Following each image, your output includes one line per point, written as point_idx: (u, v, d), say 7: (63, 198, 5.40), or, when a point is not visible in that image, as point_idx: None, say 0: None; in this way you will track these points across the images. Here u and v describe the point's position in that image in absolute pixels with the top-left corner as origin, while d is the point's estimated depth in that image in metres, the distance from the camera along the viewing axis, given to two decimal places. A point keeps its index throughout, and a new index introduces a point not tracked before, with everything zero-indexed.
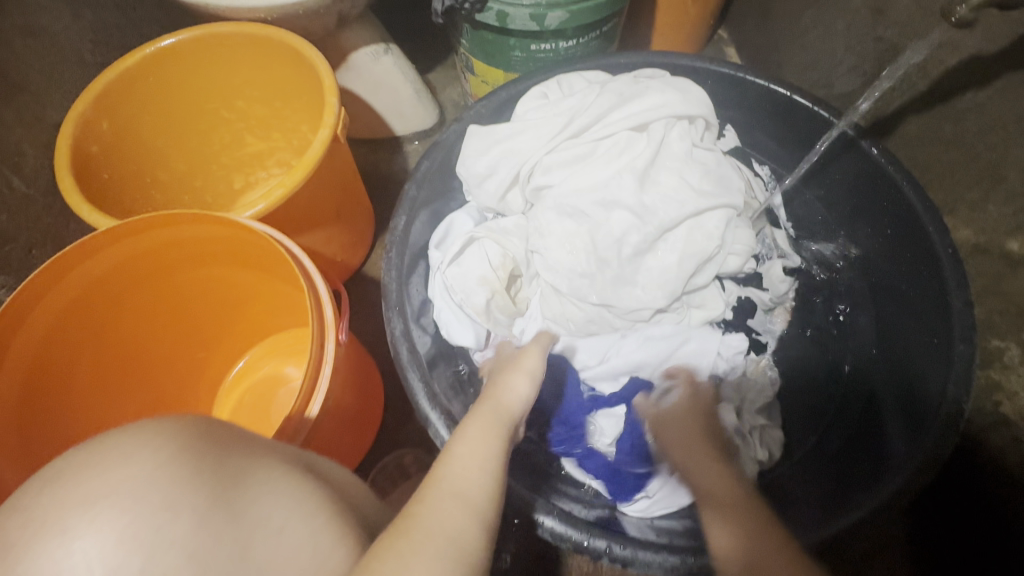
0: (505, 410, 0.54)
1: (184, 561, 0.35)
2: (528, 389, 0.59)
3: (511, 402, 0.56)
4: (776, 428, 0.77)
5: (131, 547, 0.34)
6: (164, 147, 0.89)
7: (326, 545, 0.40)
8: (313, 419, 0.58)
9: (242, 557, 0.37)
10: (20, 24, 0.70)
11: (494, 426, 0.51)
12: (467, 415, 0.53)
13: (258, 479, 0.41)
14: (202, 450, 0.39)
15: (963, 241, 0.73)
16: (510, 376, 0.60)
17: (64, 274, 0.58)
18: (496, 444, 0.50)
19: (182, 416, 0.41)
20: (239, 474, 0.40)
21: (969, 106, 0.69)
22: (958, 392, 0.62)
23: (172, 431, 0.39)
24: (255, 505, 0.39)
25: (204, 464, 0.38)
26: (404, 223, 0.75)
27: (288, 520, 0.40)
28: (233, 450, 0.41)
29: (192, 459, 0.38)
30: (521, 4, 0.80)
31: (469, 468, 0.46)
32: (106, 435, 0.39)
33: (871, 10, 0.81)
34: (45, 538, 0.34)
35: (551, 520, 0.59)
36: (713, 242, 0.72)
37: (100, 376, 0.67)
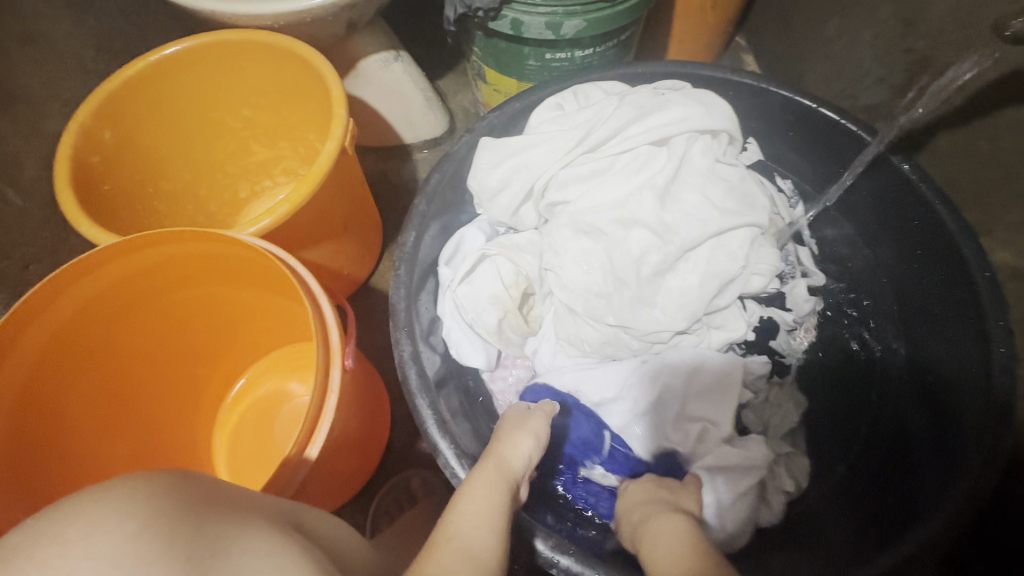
0: (507, 471, 0.55)
1: None
2: (531, 448, 0.59)
3: (515, 460, 0.57)
4: (802, 455, 0.74)
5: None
6: (168, 156, 0.86)
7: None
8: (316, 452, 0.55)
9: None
10: (19, 32, 0.68)
11: (500, 488, 0.52)
12: (471, 471, 0.54)
13: (242, 551, 0.34)
14: (178, 517, 0.33)
15: (1001, 264, 0.70)
16: (509, 434, 0.60)
17: (59, 295, 0.55)
18: (502, 505, 0.51)
19: (156, 475, 0.35)
20: (219, 544, 0.33)
21: (1010, 123, 0.65)
22: (997, 428, 0.58)
23: (144, 495, 0.33)
24: None
25: (178, 535, 0.32)
26: (413, 239, 0.72)
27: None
28: (211, 517, 0.35)
29: (164, 530, 0.32)
30: (536, 12, 0.76)
31: (479, 530, 0.47)
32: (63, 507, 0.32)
33: (902, 20, 0.78)
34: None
35: (546, 545, 0.56)
36: (736, 262, 0.69)
37: (97, 399, 0.64)
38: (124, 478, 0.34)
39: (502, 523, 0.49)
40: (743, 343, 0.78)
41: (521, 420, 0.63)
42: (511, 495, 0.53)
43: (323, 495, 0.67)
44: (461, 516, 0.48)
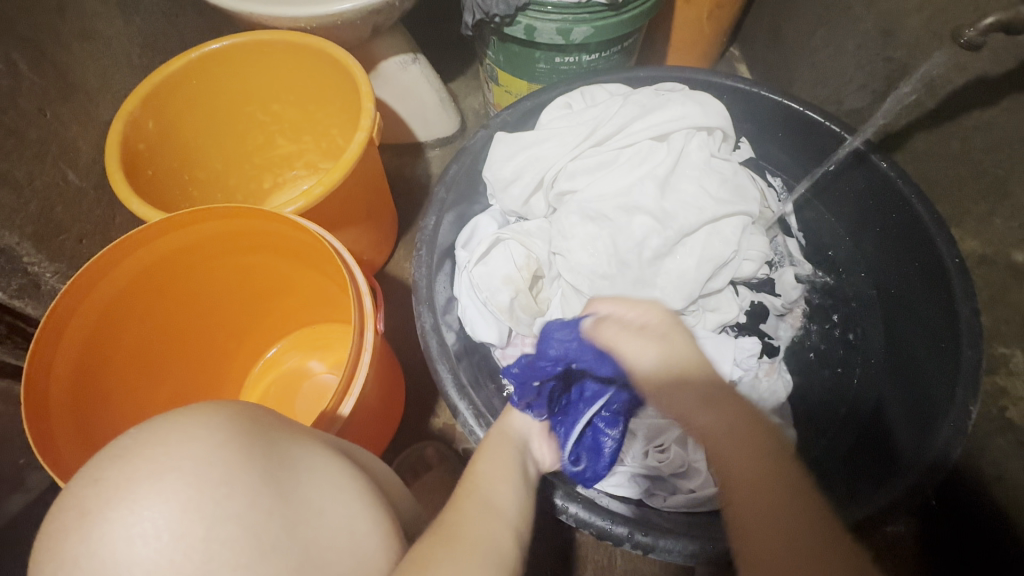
0: (514, 437, 0.63)
1: (238, 531, 0.35)
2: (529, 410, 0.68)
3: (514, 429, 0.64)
4: (790, 427, 0.79)
5: (193, 521, 0.35)
6: (204, 148, 0.93)
7: (361, 531, 0.41)
8: (348, 411, 0.60)
9: (290, 534, 0.37)
10: (78, 28, 0.74)
11: (511, 451, 0.60)
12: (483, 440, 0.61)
13: (303, 464, 0.41)
14: (254, 433, 0.40)
15: (970, 251, 0.76)
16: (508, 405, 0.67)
17: (122, 259, 0.62)
18: (514, 465, 0.59)
19: (231, 401, 0.42)
20: (285, 456, 0.40)
21: (976, 124, 0.72)
22: (965, 397, 0.65)
23: (226, 416, 0.40)
24: (301, 486, 0.39)
25: (254, 446, 0.39)
26: (433, 223, 0.79)
27: (330, 504, 0.40)
28: (278, 435, 0.42)
29: (244, 442, 0.39)
30: (548, 19, 0.84)
31: (496, 483, 0.55)
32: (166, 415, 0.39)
33: (881, 32, 0.85)
34: (117, 507, 0.34)
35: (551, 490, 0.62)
36: (729, 247, 0.75)
37: (142, 363, 0.70)
38: (208, 402, 0.41)
39: (519, 481, 0.57)
40: (735, 325, 0.84)
41: None
42: (521, 457, 0.61)
43: None
44: (484, 474, 0.56)
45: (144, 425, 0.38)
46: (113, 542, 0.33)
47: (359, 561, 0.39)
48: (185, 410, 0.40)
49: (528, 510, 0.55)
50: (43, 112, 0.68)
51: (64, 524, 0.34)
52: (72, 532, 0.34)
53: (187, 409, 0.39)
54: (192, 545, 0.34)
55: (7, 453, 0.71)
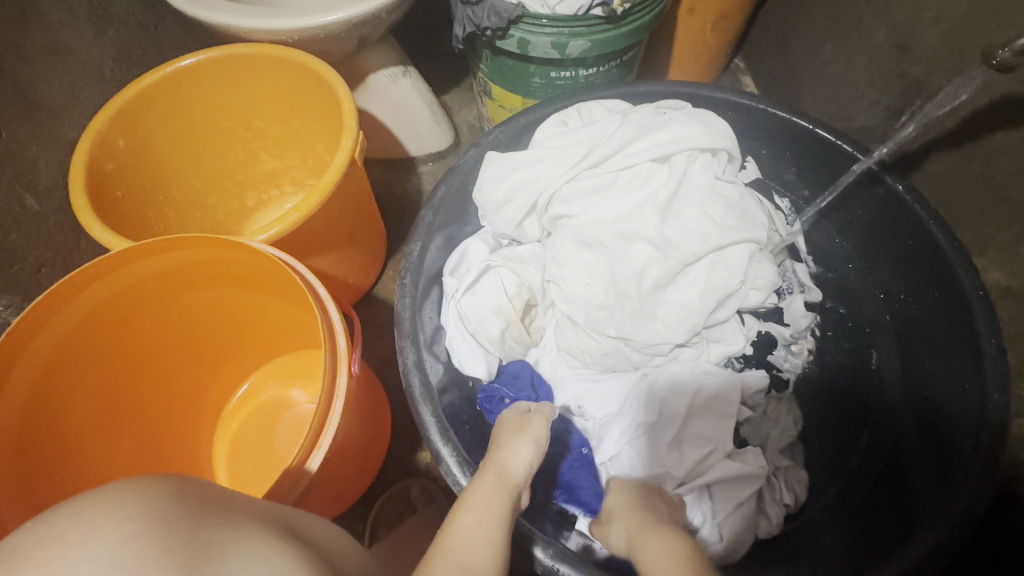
0: (510, 482, 0.55)
1: None
2: (532, 456, 0.59)
3: (516, 473, 0.56)
4: (800, 469, 0.74)
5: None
6: (180, 165, 0.88)
7: None
8: (314, 470, 0.55)
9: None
10: (42, 42, 0.70)
11: (503, 499, 0.52)
12: (471, 483, 0.54)
13: (238, 552, 0.34)
14: (177, 520, 0.33)
15: (994, 282, 0.72)
16: (507, 441, 0.60)
17: (75, 295, 0.57)
18: (504, 518, 0.51)
19: (151, 480, 0.35)
20: (216, 545, 0.33)
21: (1001, 147, 0.68)
22: (992, 443, 0.59)
23: (143, 500, 0.33)
24: None
25: (176, 537, 0.32)
26: (419, 249, 0.74)
27: None
28: (207, 520, 0.35)
29: (163, 531, 0.32)
30: (542, 32, 0.79)
31: (477, 541, 0.47)
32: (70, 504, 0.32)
33: (895, 47, 0.81)
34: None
35: (542, 551, 0.56)
36: (735, 277, 0.70)
37: (102, 401, 0.65)
38: (123, 483, 0.34)
39: (501, 532, 0.49)
40: (741, 357, 0.79)
41: (518, 424, 0.63)
42: (512, 510, 0.52)
43: (326, 501, 0.68)
44: (466, 524, 0.48)
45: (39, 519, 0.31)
46: None
47: None
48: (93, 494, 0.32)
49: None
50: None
51: None
52: None
53: (94, 494, 0.32)
54: None
55: None
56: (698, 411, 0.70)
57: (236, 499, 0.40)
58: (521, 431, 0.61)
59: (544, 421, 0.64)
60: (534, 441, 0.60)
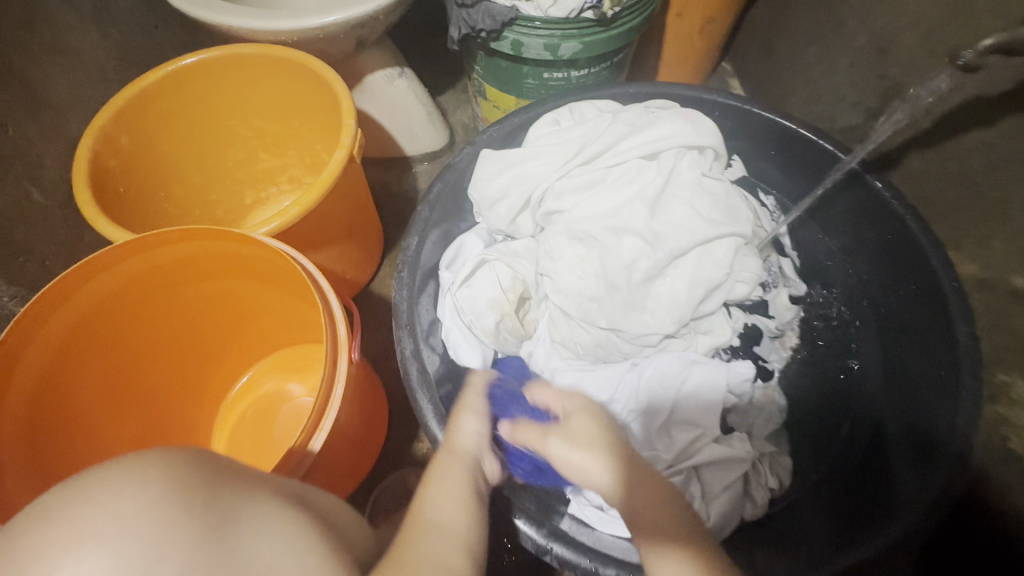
0: (462, 453, 0.55)
1: None
2: (478, 424, 0.59)
3: (467, 446, 0.56)
4: (784, 455, 0.77)
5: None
6: (182, 163, 0.90)
7: None
8: (316, 452, 0.57)
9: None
10: (48, 41, 0.72)
11: (461, 470, 0.53)
12: (428, 466, 0.53)
13: (252, 516, 0.36)
14: (199, 485, 0.36)
15: (968, 276, 0.73)
16: (456, 419, 0.59)
17: (82, 285, 0.59)
18: (466, 486, 0.51)
19: (170, 449, 0.37)
20: (231, 510, 0.35)
21: (974, 144, 0.70)
22: (966, 428, 0.62)
23: (167, 465, 0.36)
24: (246, 546, 0.34)
25: (196, 501, 0.34)
26: (416, 243, 0.76)
27: (280, 564, 0.34)
28: (224, 486, 0.37)
29: (181, 497, 0.34)
30: (535, 34, 0.82)
31: (449, 508, 0.48)
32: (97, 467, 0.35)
33: (875, 50, 0.84)
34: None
35: (530, 529, 0.59)
36: (722, 269, 0.73)
37: (106, 390, 0.66)
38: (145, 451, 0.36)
39: (470, 498, 0.50)
40: (728, 348, 0.82)
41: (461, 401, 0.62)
42: (472, 476, 0.53)
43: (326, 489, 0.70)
44: (433, 492, 0.49)
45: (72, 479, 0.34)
46: None
47: None
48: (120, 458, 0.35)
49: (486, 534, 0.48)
50: (5, 129, 0.66)
51: None
52: None
53: (119, 461, 0.35)
54: None
55: None
56: (687, 399, 0.73)
57: (254, 470, 0.42)
58: (461, 407, 0.60)
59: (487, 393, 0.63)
60: (475, 412, 0.60)
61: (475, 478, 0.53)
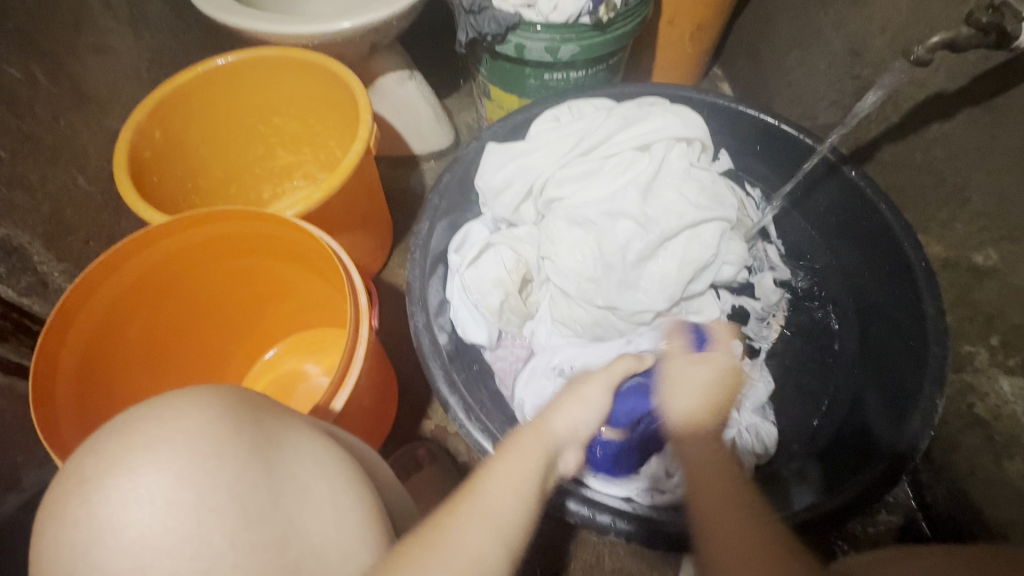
0: (551, 439, 0.52)
1: (228, 499, 0.37)
2: (580, 416, 0.55)
3: (556, 427, 0.53)
4: (770, 423, 0.82)
5: (185, 488, 0.36)
6: (207, 159, 0.97)
7: (345, 504, 0.42)
8: (336, 415, 0.62)
9: (276, 505, 0.38)
10: (92, 43, 0.79)
11: (541, 452, 0.50)
12: (511, 435, 0.52)
13: (291, 442, 0.42)
14: (246, 413, 0.42)
15: (935, 257, 0.80)
16: (561, 399, 0.57)
17: (128, 259, 0.65)
18: (537, 471, 0.49)
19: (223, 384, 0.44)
20: (272, 433, 0.42)
21: (936, 136, 0.77)
22: (932, 390, 0.68)
23: (219, 396, 0.42)
24: (288, 462, 0.41)
25: (244, 423, 0.41)
26: (426, 229, 0.82)
27: (314, 480, 0.41)
28: (266, 415, 0.43)
29: (233, 419, 0.40)
30: (537, 38, 0.89)
31: (503, 492, 0.46)
32: (162, 395, 0.41)
33: (849, 53, 0.91)
34: (112, 475, 0.36)
35: None
36: (709, 251, 0.79)
37: (141, 358, 0.73)
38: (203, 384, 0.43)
39: (535, 486, 0.48)
40: (718, 327, 0.89)
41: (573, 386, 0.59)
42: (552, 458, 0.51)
43: None
44: (498, 474, 0.47)
45: (141, 403, 0.41)
46: (109, 508, 0.35)
47: (342, 531, 0.40)
48: (182, 389, 0.42)
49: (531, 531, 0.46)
50: (56, 120, 0.72)
51: (65, 491, 0.36)
52: (72, 497, 0.36)
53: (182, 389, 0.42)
54: (182, 510, 0.36)
55: (7, 446, 0.71)
56: None
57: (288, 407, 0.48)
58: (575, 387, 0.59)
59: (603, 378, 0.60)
60: (583, 402, 0.57)
61: (549, 467, 0.51)
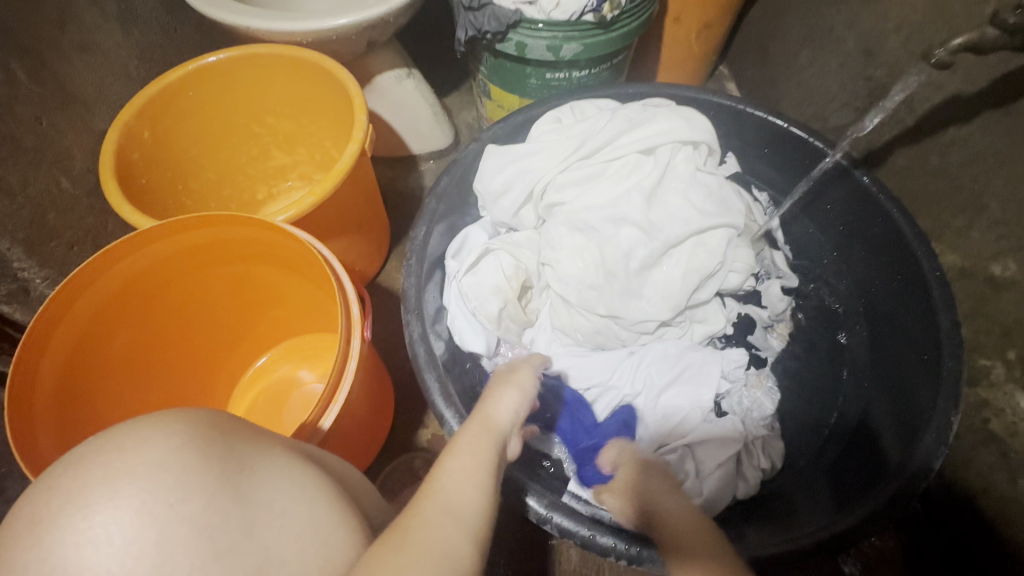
0: (495, 429, 0.54)
1: (194, 533, 0.34)
2: (516, 404, 0.58)
3: (499, 419, 0.56)
4: (777, 438, 0.79)
5: (147, 524, 0.34)
6: (199, 159, 0.94)
7: (328, 528, 0.39)
8: (324, 433, 0.60)
9: (248, 534, 0.36)
10: (78, 41, 0.76)
11: (489, 443, 0.51)
12: (456, 434, 0.52)
13: (265, 465, 0.40)
14: (214, 438, 0.39)
15: (949, 265, 0.77)
16: (495, 393, 0.59)
17: (111, 267, 0.63)
18: (490, 463, 0.50)
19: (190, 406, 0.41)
20: (244, 458, 0.39)
21: (954, 140, 0.74)
22: (947, 407, 0.65)
23: (186, 421, 0.39)
24: (261, 487, 0.38)
25: (212, 449, 0.38)
26: (423, 233, 0.80)
27: (292, 504, 0.39)
28: (238, 438, 0.41)
29: (201, 445, 0.38)
30: (538, 36, 0.86)
31: (460, 485, 0.46)
32: (127, 422, 0.38)
33: (861, 52, 0.88)
34: (66, 513, 0.33)
35: (535, 501, 0.62)
36: (715, 259, 0.76)
37: (128, 367, 0.71)
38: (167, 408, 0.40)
39: (490, 479, 0.48)
40: (722, 337, 0.86)
41: (507, 377, 0.63)
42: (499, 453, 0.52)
43: None
44: (452, 473, 0.47)
45: (103, 431, 0.38)
46: (61, 552, 0.32)
47: (322, 558, 0.38)
48: (148, 415, 0.39)
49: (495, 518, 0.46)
50: (39, 121, 0.70)
51: (16, 533, 0.33)
52: (22, 540, 0.33)
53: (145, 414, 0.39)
54: (144, 548, 0.33)
55: None
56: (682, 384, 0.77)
57: (265, 428, 0.45)
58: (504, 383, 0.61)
59: (529, 373, 0.64)
60: (519, 390, 0.60)
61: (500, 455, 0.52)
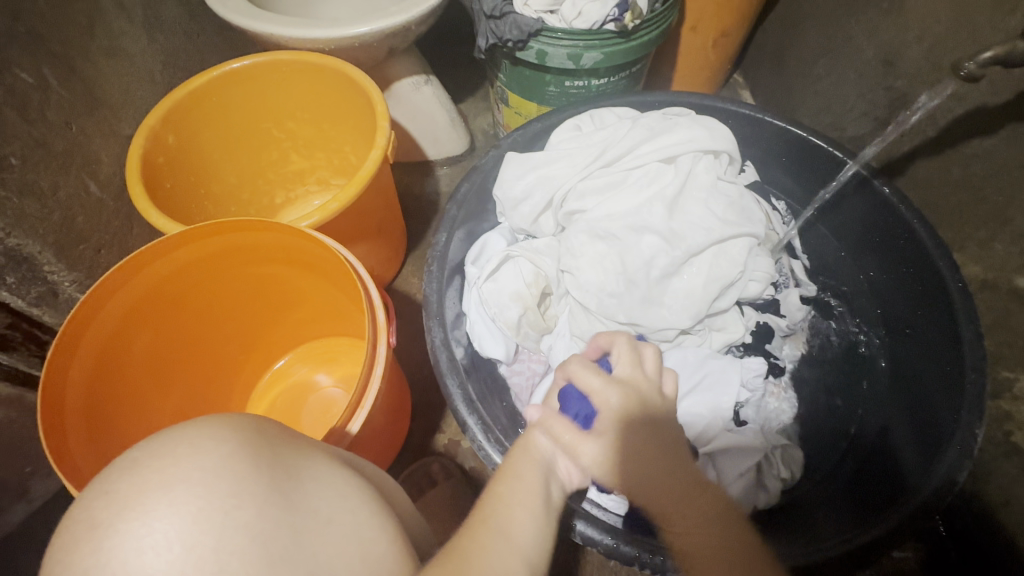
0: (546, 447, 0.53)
1: (248, 541, 0.34)
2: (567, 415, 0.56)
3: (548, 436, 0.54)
4: (796, 448, 0.79)
5: (203, 531, 0.34)
6: (221, 165, 0.95)
7: (371, 538, 0.40)
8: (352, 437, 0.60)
9: (298, 544, 0.36)
10: (106, 47, 0.77)
11: (539, 466, 0.51)
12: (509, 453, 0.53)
13: (309, 475, 0.41)
14: (262, 448, 0.40)
15: (972, 277, 0.77)
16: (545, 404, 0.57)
17: (137, 272, 0.64)
18: (541, 486, 0.50)
19: (237, 414, 0.42)
20: (290, 466, 0.40)
21: (977, 152, 0.74)
22: (970, 420, 0.65)
23: (235, 429, 0.40)
24: (309, 497, 0.39)
25: (261, 458, 0.39)
26: (444, 240, 0.80)
27: (337, 513, 0.39)
28: (284, 448, 0.41)
29: (252, 452, 0.39)
30: (559, 44, 0.86)
31: (513, 509, 0.47)
32: (174, 429, 0.39)
33: (880, 63, 0.89)
34: (124, 519, 0.34)
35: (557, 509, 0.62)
36: (736, 267, 0.76)
37: (151, 373, 0.72)
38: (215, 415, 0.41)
39: (542, 509, 0.49)
40: (740, 345, 0.85)
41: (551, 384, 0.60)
42: (550, 473, 0.52)
43: None
44: (506, 499, 0.48)
45: (153, 437, 0.38)
46: (121, 558, 0.32)
47: (368, 566, 0.38)
48: (197, 421, 0.40)
49: (547, 543, 0.47)
50: (69, 126, 0.71)
51: (73, 539, 0.33)
52: (80, 546, 0.33)
53: (194, 421, 0.39)
54: (201, 556, 0.33)
55: None
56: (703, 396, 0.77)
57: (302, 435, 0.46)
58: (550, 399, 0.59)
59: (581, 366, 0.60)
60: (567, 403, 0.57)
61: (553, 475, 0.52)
